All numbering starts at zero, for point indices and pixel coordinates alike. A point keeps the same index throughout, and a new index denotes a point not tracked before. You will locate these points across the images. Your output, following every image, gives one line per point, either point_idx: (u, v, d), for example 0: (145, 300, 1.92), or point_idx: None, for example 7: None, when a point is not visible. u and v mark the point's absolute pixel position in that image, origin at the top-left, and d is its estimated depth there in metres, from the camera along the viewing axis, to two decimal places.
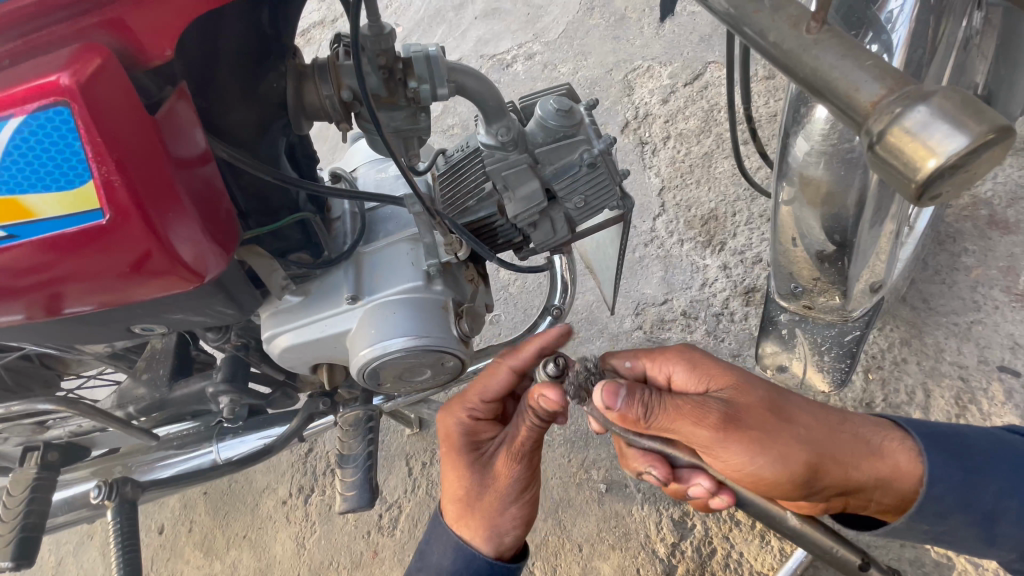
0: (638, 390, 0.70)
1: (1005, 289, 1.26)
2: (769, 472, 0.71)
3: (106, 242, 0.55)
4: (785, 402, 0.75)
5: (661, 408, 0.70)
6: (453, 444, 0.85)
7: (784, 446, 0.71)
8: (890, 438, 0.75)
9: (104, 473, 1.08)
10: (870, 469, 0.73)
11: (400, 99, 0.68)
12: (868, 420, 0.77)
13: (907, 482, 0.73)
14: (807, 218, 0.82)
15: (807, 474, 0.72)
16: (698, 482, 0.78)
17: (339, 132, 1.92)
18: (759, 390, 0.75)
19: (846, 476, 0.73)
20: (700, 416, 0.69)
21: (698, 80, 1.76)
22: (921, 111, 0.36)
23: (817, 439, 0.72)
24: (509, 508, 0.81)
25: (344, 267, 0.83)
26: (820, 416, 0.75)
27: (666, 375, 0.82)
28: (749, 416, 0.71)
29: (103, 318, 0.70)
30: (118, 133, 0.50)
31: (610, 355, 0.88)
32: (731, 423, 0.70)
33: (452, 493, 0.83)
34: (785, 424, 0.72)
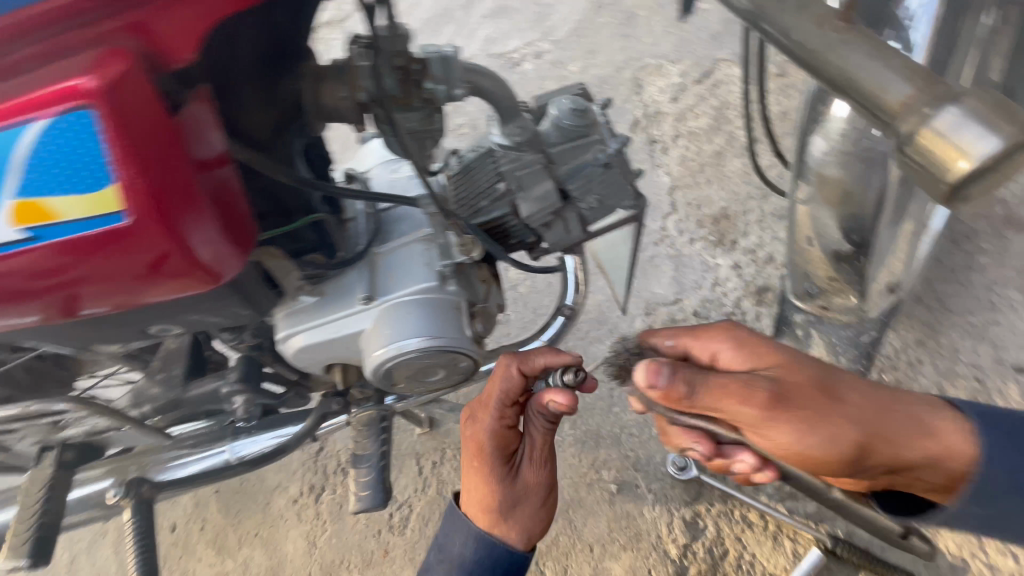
0: (682, 368, 0.70)
1: (1021, 289, 1.25)
2: (818, 452, 0.70)
3: (126, 244, 0.55)
4: (836, 381, 0.73)
5: (707, 386, 0.69)
6: (483, 456, 0.82)
7: (835, 427, 0.69)
8: (943, 418, 0.74)
9: (119, 472, 1.06)
10: (921, 449, 0.72)
11: (416, 100, 0.68)
12: (919, 401, 0.75)
13: (960, 461, 0.72)
14: (824, 218, 0.82)
15: (856, 454, 0.71)
16: (742, 457, 0.78)
17: (348, 132, 1.93)
18: (809, 368, 0.73)
19: (896, 455, 0.72)
20: (748, 395, 0.68)
21: (709, 78, 1.75)
22: (953, 112, 0.35)
23: (867, 420, 0.71)
24: (540, 512, 0.83)
25: (358, 267, 0.83)
26: (870, 395, 0.74)
27: (710, 354, 0.82)
28: (800, 394, 0.70)
29: (121, 319, 0.70)
30: (139, 136, 0.51)
31: (649, 335, 0.88)
32: (781, 402, 0.68)
33: (484, 506, 0.81)
34: (835, 403, 0.71)
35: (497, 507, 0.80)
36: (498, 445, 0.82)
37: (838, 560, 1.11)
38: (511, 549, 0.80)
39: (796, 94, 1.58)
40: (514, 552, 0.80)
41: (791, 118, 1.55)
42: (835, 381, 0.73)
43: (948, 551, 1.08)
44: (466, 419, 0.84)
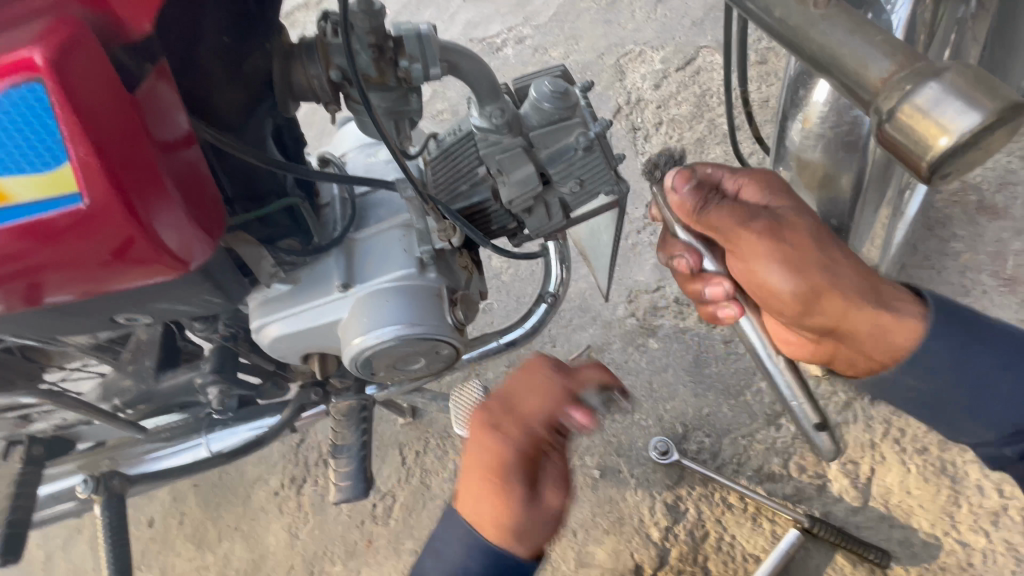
0: (703, 185, 0.80)
1: (992, 274, 1.28)
2: (773, 281, 0.79)
3: (86, 228, 0.53)
4: (830, 239, 0.79)
5: (716, 204, 0.79)
6: (502, 469, 0.73)
7: (793, 246, 0.77)
8: (903, 301, 0.77)
9: (91, 467, 1.04)
10: (868, 316, 0.76)
11: (390, 79, 0.65)
12: (901, 329, 0.75)
13: (904, 336, 0.75)
14: (803, 202, 0.82)
15: (808, 296, 0.79)
16: (720, 283, 0.82)
17: (326, 116, 1.88)
18: (807, 216, 0.79)
19: (843, 321, 0.79)
20: (745, 218, 0.78)
21: (690, 65, 1.74)
22: (932, 88, 0.35)
23: (842, 282, 0.77)
24: (557, 527, 0.76)
25: (334, 254, 0.81)
26: (853, 267, 0.79)
27: (735, 186, 0.86)
28: (794, 239, 0.78)
29: (85, 308, 0.67)
30: (96, 112, 0.48)
31: (658, 250, 0.94)
32: (772, 229, 0.77)
33: (493, 521, 0.70)
34: (824, 249, 0.78)
35: (511, 525, 0.70)
36: (521, 458, 0.75)
37: (815, 539, 1.14)
38: (511, 551, 0.70)
39: (776, 82, 1.58)
40: (517, 556, 0.70)
41: (772, 105, 1.55)
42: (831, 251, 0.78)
43: (919, 528, 1.12)
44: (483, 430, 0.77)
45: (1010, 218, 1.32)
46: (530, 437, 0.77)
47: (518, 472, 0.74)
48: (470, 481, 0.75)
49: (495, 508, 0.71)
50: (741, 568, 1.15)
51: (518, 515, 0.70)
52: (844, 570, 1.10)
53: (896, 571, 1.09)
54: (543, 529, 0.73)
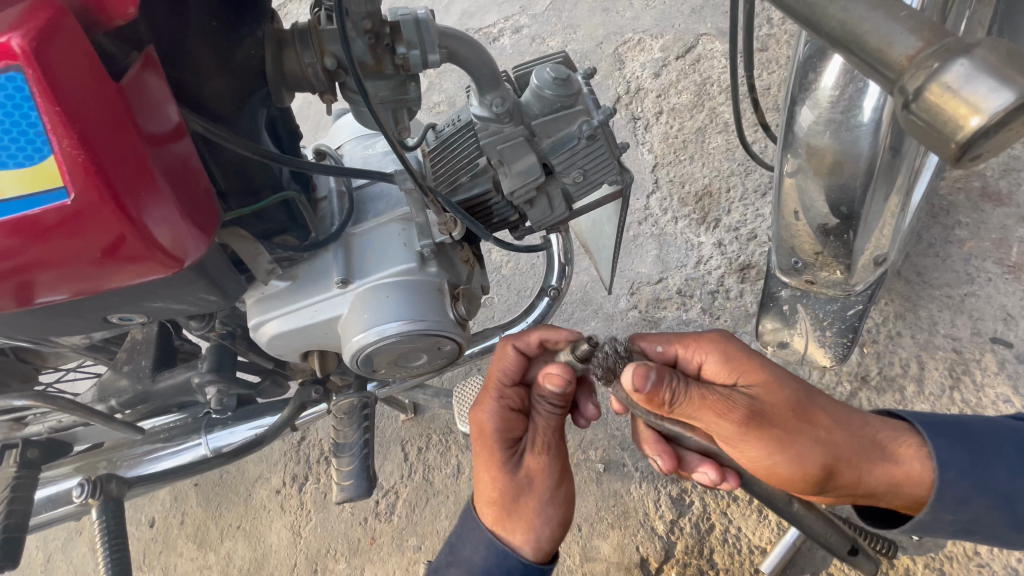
0: (667, 374, 0.69)
1: (998, 261, 1.27)
2: (784, 469, 0.72)
3: (73, 225, 0.51)
4: (811, 402, 0.73)
5: (687, 397, 0.69)
6: (488, 438, 0.80)
7: (802, 446, 0.71)
8: (905, 445, 0.73)
9: (88, 469, 1.03)
10: (879, 474, 0.71)
11: (387, 67, 0.63)
12: (885, 424, 0.75)
13: (920, 488, 0.71)
14: (811, 190, 0.81)
15: (823, 476, 0.72)
16: (704, 470, 0.82)
17: (321, 109, 1.85)
18: (788, 388, 0.73)
19: (858, 480, 0.72)
20: (725, 409, 0.70)
21: (690, 53, 1.71)
22: (961, 65, 0.34)
23: (837, 442, 0.71)
24: (549, 507, 0.79)
25: (332, 249, 0.79)
26: (841, 419, 0.73)
27: (697, 362, 0.79)
28: (774, 413, 0.71)
29: (76, 307, 0.65)
30: (81, 103, 0.46)
31: (639, 338, 0.85)
32: (755, 422, 0.70)
33: (487, 500, 0.79)
34: (807, 432, 0.71)
35: (499, 494, 0.78)
36: (500, 429, 0.80)
37: None
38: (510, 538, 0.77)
39: (778, 69, 1.56)
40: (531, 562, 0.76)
41: (773, 93, 1.53)
42: (813, 390, 0.75)
43: None
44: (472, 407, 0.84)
45: (1015, 205, 1.31)
46: (510, 405, 0.82)
47: (496, 446, 0.80)
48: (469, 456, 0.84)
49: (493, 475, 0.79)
50: (748, 560, 1.14)
51: (500, 487, 0.79)
52: None
53: (903, 561, 1.08)
54: (526, 508, 0.78)
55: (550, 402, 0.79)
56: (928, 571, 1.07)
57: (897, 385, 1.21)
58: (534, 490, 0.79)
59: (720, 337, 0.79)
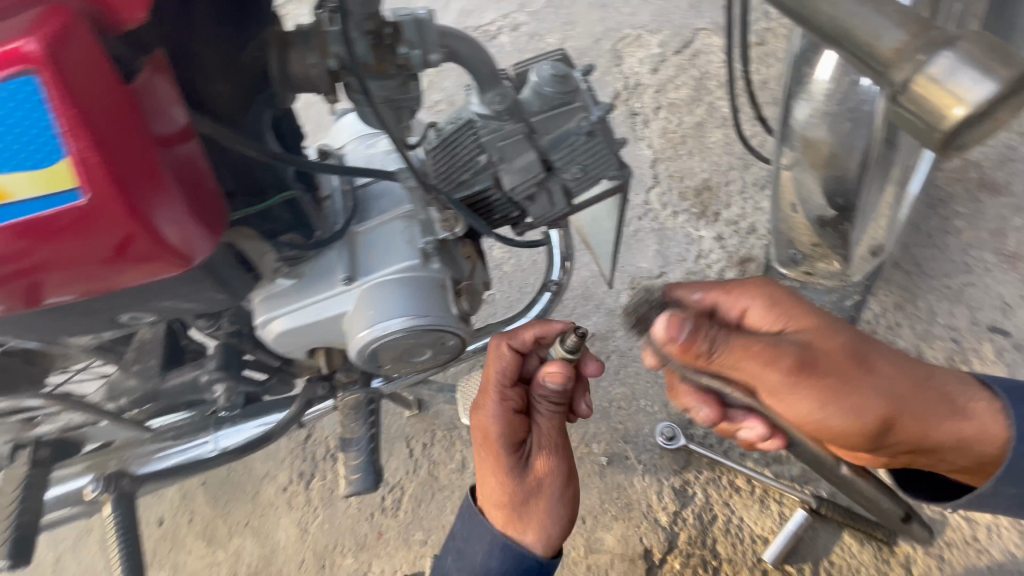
0: (704, 325, 0.67)
1: (995, 251, 1.28)
2: (837, 422, 0.71)
3: (85, 226, 0.52)
4: (867, 349, 0.72)
5: (728, 346, 0.68)
6: (490, 441, 0.79)
7: (858, 397, 0.70)
8: (976, 399, 0.76)
9: (98, 468, 1.04)
10: (958, 432, 0.73)
11: (389, 67, 0.64)
12: (957, 381, 0.77)
13: (991, 445, 0.73)
14: (808, 182, 0.82)
15: (882, 429, 0.71)
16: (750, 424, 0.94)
17: (321, 109, 1.86)
18: (842, 335, 0.72)
19: (923, 435, 0.72)
20: (771, 358, 0.68)
21: (688, 48, 1.72)
22: (948, 57, 0.35)
23: (899, 392, 0.71)
24: (557, 508, 0.79)
25: (336, 248, 0.80)
26: (904, 368, 0.73)
27: (740, 308, 0.79)
28: (824, 363, 0.69)
29: (87, 307, 0.67)
30: (93, 106, 0.47)
31: (675, 288, 0.86)
32: (806, 370, 0.68)
33: (499, 503, 0.77)
34: (867, 371, 0.71)
35: (506, 496, 0.77)
36: (505, 433, 0.79)
37: (822, 519, 1.14)
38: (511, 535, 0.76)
39: (775, 63, 1.57)
40: (541, 558, 0.76)
41: (771, 87, 1.54)
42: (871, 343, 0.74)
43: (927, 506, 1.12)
44: (473, 411, 0.82)
45: (1012, 195, 1.32)
46: (512, 406, 0.82)
47: (503, 450, 0.79)
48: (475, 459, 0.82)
49: (498, 478, 0.78)
50: (750, 550, 1.15)
51: (509, 491, 0.77)
52: (851, 549, 1.11)
53: (904, 549, 1.10)
54: (536, 510, 0.77)
55: (550, 399, 0.80)
56: (928, 557, 1.08)
57: None
58: (544, 490, 0.79)
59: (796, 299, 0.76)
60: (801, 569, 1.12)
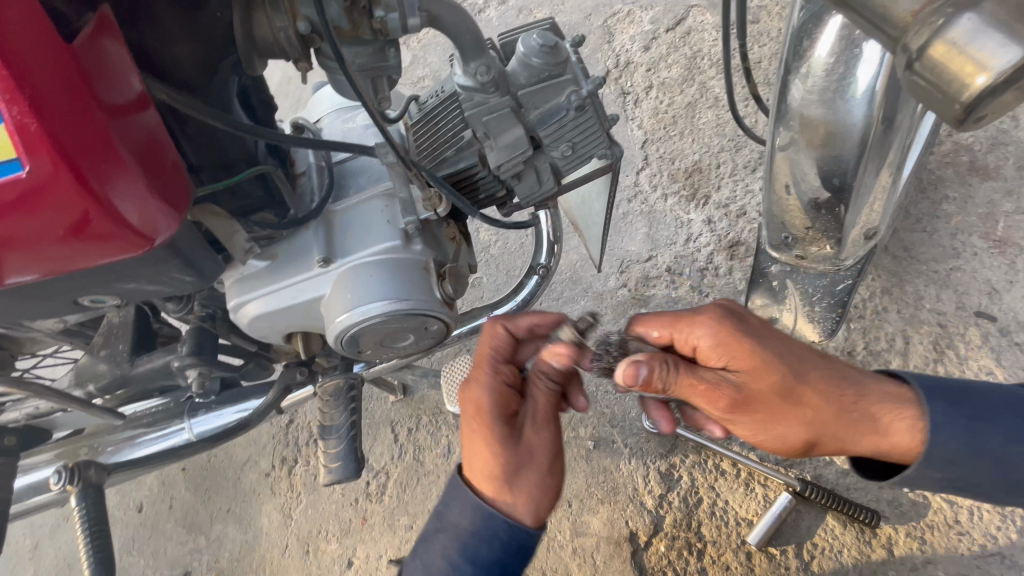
0: (658, 364, 0.71)
1: (983, 236, 1.27)
2: (771, 444, 0.75)
3: (32, 202, 0.47)
4: (800, 381, 0.71)
5: (679, 381, 0.72)
6: (483, 414, 0.75)
7: (785, 427, 0.73)
8: (900, 417, 0.71)
9: (68, 456, 1.00)
10: (864, 442, 0.72)
11: (365, 32, 0.60)
12: (886, 395, 0.73)
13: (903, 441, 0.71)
14: (803, 163, 0.79)
15: (804, 446, 0.74)
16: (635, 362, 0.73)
17: (301, 84, 1.79)
18: (775, 372, 0.71)
19: (841, 447, 0.73)
20: (713, 398, 0.72)
21: (681, 25, 1.67)
22: (970, 19, 0.32)
23: (823, 419, 0.72)
24: (541, 477, 0.73)
25: (313, 226, 0.76)
26: (831, 398, 0.71)
27: (691, 344, 0.76)
28: (758, 400, 0.72)
29: (43, 289, 0.62)
30: (28, 66, 0.42)
31: (633, 323, 0.83)
32: (739, 407, 0.72)
33: (490, 472, 0.72)
34: (791, 404, 0.71)
35: (521, 481, 0.72)
36: (498, 404, 0.77)
37: (806, 502, 1.15)
38: (522, 520, 0.71)
39: (770, 42, 1.53)
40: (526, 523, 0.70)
41: (765, 66, 1.51)
42: (750, 325, 0.74)
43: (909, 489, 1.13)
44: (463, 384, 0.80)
45: (1001, 179, 1.31)
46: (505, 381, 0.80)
47: (494, 421, 0.75)
48: (465, 453, 0.76)
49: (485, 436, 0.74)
50: (735, 533, 1.16)
51: (502, 460, 0.72)
52: (834, 531, 1.12)
53: (886, 531, 1.11)
54: (527, 476, 0.73)
55: (549, 377, 0.79)
56: (910, 539, 1.10)
57: (882, 360, 1.23)
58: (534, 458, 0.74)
59: (718, 316, 0.74)
60: (785, 552, 1.13)
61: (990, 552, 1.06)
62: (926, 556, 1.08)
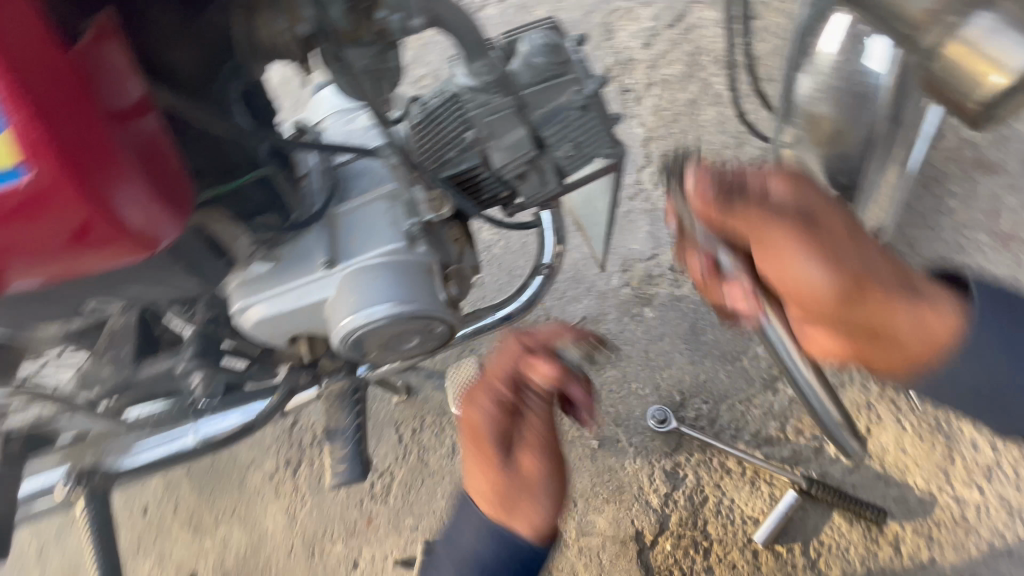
0: (707, 168, 0.76)
1: (988, 231, 1.27)
2: (808, 283, 0.75)
3: (34, 209, 0.47)
4: (875, 282, 0.73)
5: (741, 195, 0.76)
6: (481, 438, 0.85)
7: (846, 250, 0.74)
8: (930, 305, 0.69)
9: (73, 461, 0.99)
10: (906, 307, 0.70)
11: (367, 34, 0.60)
12: (943, 301, 0.69)
13: (941, 330, 0.68)
14: (808, 160, 0.79)
15: (854, 288, 0.73)
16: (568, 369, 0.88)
17: (300, 84, 1.78)
18: (841, 211, 0.75)
19: (891, 318, 0.71)
20: (773, 305, 0.73)
21: (682, 22, 1.66)
22: (989, 18, 0.35)
23: (880, 338, 0.73)
24: (543, 500, 0.81)
25: (315, 230, 0.76)
26: (889, 277, 0.73)
27: (743, 228, 0.78)
28: (818, 304, 0.76)
29: (48, 295, 0.62)
30: (27, 73, 0.42)
31: (671, 226, 0.83)
32: (795, 319, 0.73)
33: (485, 493, 0.80)
34: (843, 245, 0.75)
35: (516, 506, 0.79)
36: (495, 429, 0.85)
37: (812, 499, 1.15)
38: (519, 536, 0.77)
39: (772, 37, 1.52)
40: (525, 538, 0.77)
41: (767, 62, 1.50)
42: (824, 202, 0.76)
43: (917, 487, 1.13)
44: (466, 403, 0.89)
45: (1006, 174, 1.30)
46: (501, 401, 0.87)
47: (490, 445, 0.84)
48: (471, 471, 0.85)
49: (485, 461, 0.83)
50: (741, 530, 1.16)
51: (497, 482, 0.81)
52: (841, 528, 1.12)
53: (893, 528, 1.11)
54: (523, 500, 0.80)
55: (540, 395, 0.88)
56: (916, 536, 1.09)
57: None
58: (527, 483, 0.82)
59: (787, 211, 0.76)
60: (791, 550, 1.12)
61: (998, 549, 1.06)
62: (933, 553, 1.08)
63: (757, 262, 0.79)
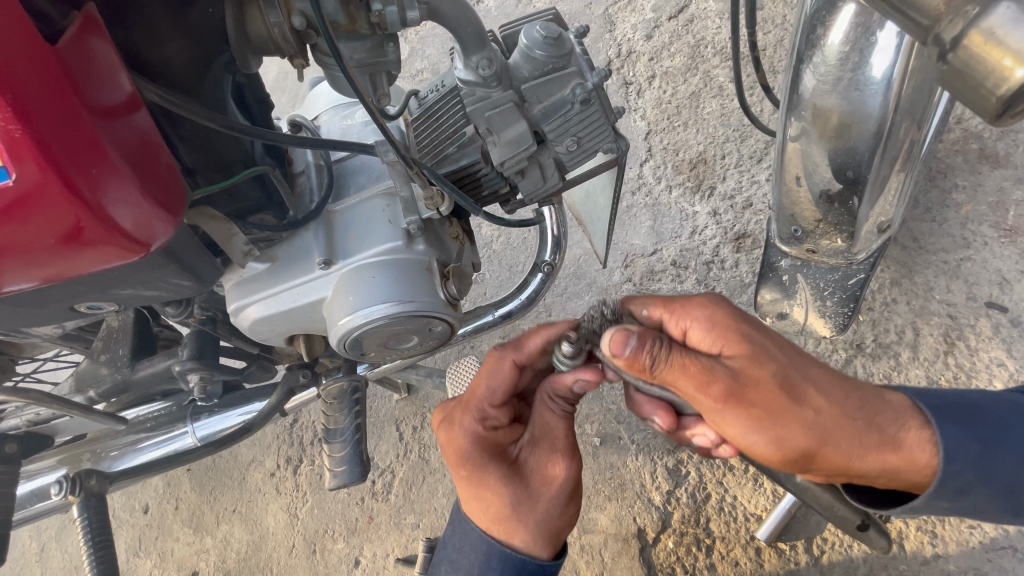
0: (648, 339, 0.70)
1: (994, 225, 1.25)
2: (761, 448, 0.73)
3: (22, 210, 0.45)
4: (801, 380, 0.72)
5: (667, 361, 0.71)
6: (476, 458, 0.80)
7: (784, 429, 0.70)
8: (909, 428, 0.73)
9: (71, 462, 0.99)
10: (876, 461, 0.71)
11: (363, 26, 0.58)
12: (892, 408, 0.74)
13: (919, 473, 0.72)
14: (814, 154, 0.78)
15: (802, 457, 0.72)
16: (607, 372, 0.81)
17: (298, 79, 1.76)
18: (772, 364, 0.72)
19: (847, 463, 0.72)
20: (705, 382, 0.70)
21: (684, 13, 1.63)
22: (1008, 7, 0.31)
23: (827, 427, 0.71)
24: (559, 511, 0.80)
25: (313, 227, 0.74)
26: (835, 398, 0.72)
27: (682, 328, 0.79)
28: (756, 393, 0.70)
29: (39, 297, 0.61)
30: (10, 68, 0.41)
31: (629, 299, 0.86)
32: (734, 396, 0.70)
33: (494, 514, 0.78)
34: (791, 401, 0.70)
35: (533, 526, 0.77)
36: (482, 445, 0.80)
37: None
38: (541, 559, 0.78)
39: (775, 28, 1.49)
40: (544, 559, 0.78)
41: (770, 53, 1.47)
42: (751, 322, 0.77)
43: None
44: (448, 423, 0.82)
45: (1012, 166, 1.28)
46: (489, 422, 0.81)
47: (491, 463, 0.80)
48: (471, 497, 0.80)
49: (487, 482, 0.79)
50: (744, 528, 1.15)
51: (506, 500, 0.78)
52: None
53: (897, 525, 1.10)
54: (534, 516, 0.78)
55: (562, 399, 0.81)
56: (920, 533, 1.08)
57: (891, 352, 1.22)
58: (546, 495, 0.79)
59: (713, 302, 0.78)
60: (794, 547, 1.12)
61: (1002, 546, 1.05)
62: (938, 551, 1.06)
63: (691, 310, 0.79)
